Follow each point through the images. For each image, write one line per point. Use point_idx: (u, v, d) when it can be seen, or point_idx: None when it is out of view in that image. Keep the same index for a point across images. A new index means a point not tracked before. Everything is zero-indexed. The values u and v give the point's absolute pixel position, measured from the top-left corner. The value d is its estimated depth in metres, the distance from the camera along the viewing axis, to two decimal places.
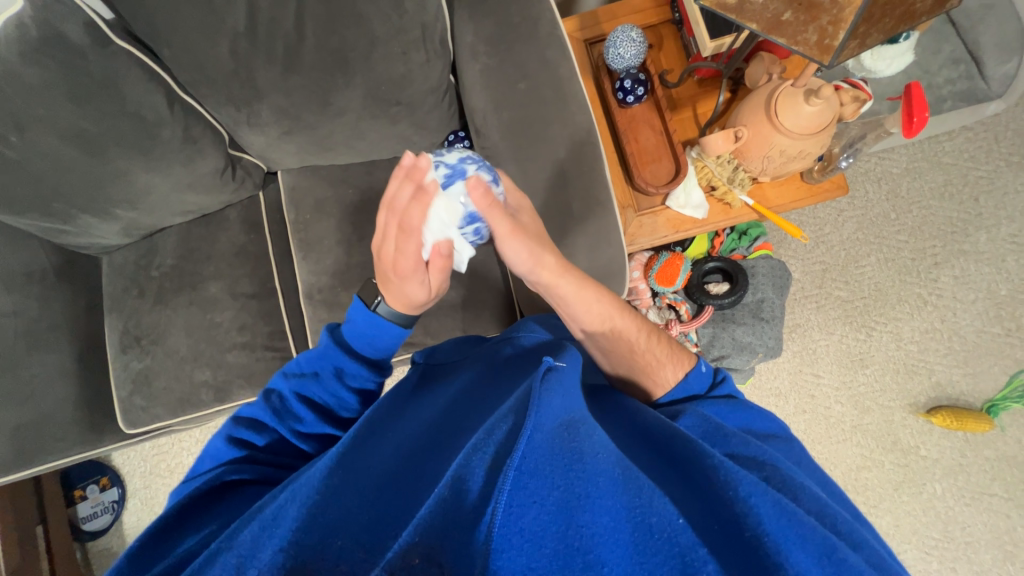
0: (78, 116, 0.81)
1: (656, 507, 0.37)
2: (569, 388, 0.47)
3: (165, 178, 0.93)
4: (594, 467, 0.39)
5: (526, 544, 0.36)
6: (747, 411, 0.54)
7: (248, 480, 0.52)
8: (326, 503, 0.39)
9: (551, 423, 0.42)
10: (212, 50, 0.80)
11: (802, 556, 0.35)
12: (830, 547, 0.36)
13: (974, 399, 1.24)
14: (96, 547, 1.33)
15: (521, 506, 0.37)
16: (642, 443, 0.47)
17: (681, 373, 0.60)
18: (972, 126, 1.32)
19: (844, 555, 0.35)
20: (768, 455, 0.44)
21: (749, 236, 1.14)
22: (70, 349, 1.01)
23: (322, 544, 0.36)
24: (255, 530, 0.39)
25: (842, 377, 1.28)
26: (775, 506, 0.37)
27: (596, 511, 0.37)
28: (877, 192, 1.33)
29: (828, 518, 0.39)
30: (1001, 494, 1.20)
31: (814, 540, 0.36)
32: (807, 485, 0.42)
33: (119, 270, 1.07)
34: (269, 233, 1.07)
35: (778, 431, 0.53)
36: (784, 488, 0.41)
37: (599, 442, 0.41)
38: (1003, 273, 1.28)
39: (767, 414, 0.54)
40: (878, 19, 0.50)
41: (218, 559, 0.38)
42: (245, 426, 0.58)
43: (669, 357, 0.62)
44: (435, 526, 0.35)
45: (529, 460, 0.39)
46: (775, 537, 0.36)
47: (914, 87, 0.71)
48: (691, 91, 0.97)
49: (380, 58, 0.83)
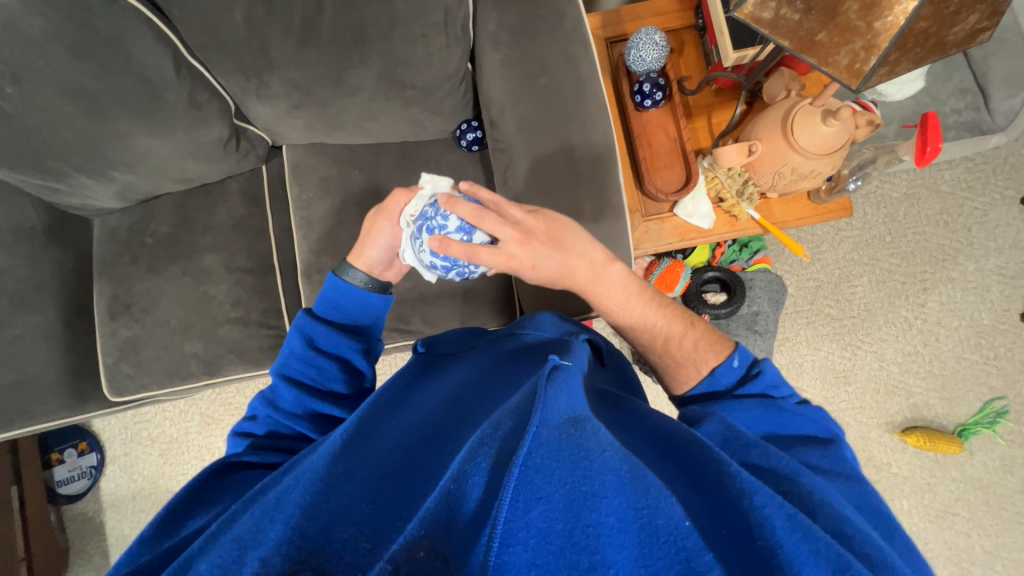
0: (79, 71, 0.78)
1: (661, 508, 0.38)
2: (574, 387, 0.47)
3: (166, 144, 0.90)
4: (602, 465, 0.39)
5: (530, 541, 0.35)
6: (776, 415, 0.54)
7: (250, 462, 0.55)
8: (329, 490, 0.40)
9: (557, 418, 0.42)
10: (225, 14, 0.78)
11: (813, 569, 0.36)
12: (847, 564, 0.36)
13: (947, 423, 1.29)
14: (70, 511, 1.32)
15: (527, 502, 0.37)
16: (653, 446, 0.48)
17: (705, 369, 0.60)
18: (972, 158, 1.35)
19: (859, 574, 0.36)
20: (790, 467, 0.45)
21: (750, 249, 1.16)
22: (56, 311, 0.99)
23: (327, 533, 0.36)
24: (258, 515, 0.40)
25: (824, 392, 1.31)
26: (789, 518, 0.38)
27: (603, 510, 0.37)
28: (875, 215, 1.35)
29: (843, 536, 0.40)
30: (962, 514, 1.25)
31: (826, 555, 0.37)
32: (826, 499, 0.42)
33: (111, 234, 1.04)
34: (269, 208, 1.05)
35: (822, 435, 0.52)
36: (800, 503, 0.42)
37: (606, 440, 0.42)
38: (986, 303, 1.31)
39: (806, 417, 0.54)
40: (910, 48, 0.50)
41: (222, 539, 0.39)
42: (246, 421, 0.62)
43: (694, 354, 0.62)
44: (439, 521, 0.36)
45: (535, 455, 0.39)
46: (788, 550, 0.37)
47: (931, 116, 0.72)
48: (708, 100, 0.96)
49: (399, 39, 0.81)
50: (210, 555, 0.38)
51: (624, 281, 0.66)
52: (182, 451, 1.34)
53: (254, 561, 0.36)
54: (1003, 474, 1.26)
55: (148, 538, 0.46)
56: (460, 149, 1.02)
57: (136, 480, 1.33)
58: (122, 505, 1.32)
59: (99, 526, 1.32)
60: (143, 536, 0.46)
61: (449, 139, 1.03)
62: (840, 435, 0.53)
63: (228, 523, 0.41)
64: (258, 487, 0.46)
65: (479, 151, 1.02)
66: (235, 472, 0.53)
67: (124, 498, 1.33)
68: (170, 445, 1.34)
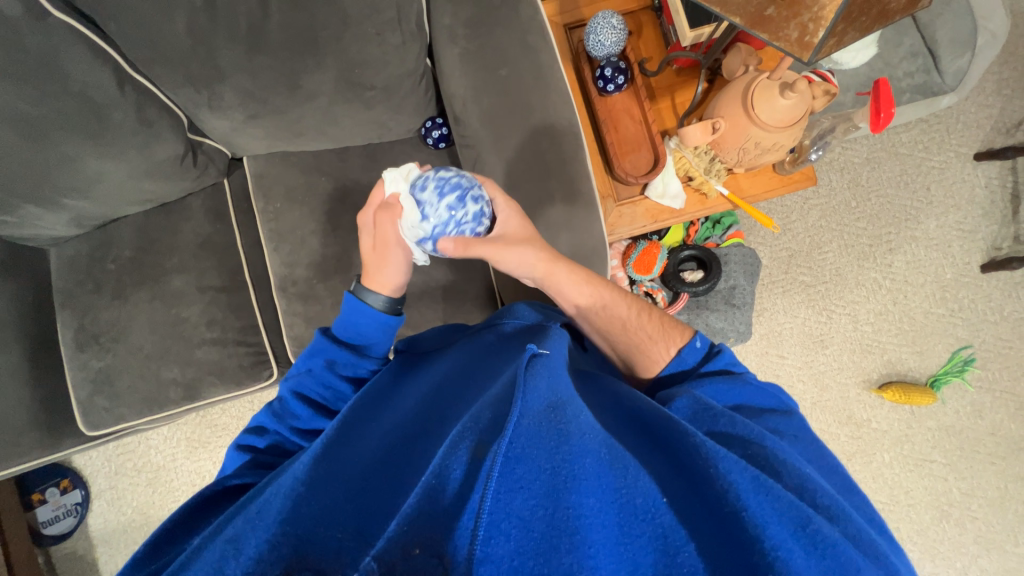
0: (14, 96, 0.74)
1: (639, 486, 0.39)
2: (555, 372, 0.48)
3: (118, 165, 0.86)
4: (581, 448, 0.40)
5: (514, 530, 0.36)
6: (743, 387, 0.56)
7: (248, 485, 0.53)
8: (310, 494, 0.39)
9: (537, 406, 0.43)
10: (167, 25, 0.75)
11: (779, 529, 0.37)
12: (807, 520, 0.38)
13: (920, 375, 1.34)
14: (59, 551, 1.28)
15: (509, 492, 0.37)
16: (628, 422, 0.49)
17: (674, 349, 0.63)
18: (927, 119, 1.40)
19: (819, 527, 0.37)
20: (756, 433, 0.46)
21: (722, 225, 1.18)
22: (20, 349, 0.95)
23: (311, 534, 0.36)
24: (242, 521, 0.39)
25: (804, 357, 1.35)
26: (754, 481, 0.39)
27: (583, 492, 0.38)
28: (840, 181, 1.39)
29: (809, 493, 0.42)
30: (940, 461, 1.32)
31: (790, 512, 0.38)
32: (789, 461, 0.44)
33: (71, 264, 1.00)
34: (236, 223, 1.02)
35: (778, 406, 0.55)
36: (767, 466, 0.44)
37: (585, 423, 0.42)
38: (949, 258, 1.37)
39: (766, 389, 0.56)
40: (855, 18, 0.51)
41: (204, 551, 0.38)
42: (249, 435, 0.61)
43: (661, 334, 0.64)
44: (423, 514, 0.36)
45: (517, 444, 0.39)
46: (754, 511, 0.38)
47: (882, 82, 0.74)
48: (669, 80, 0.97)
49: (353, 39, 0.79)
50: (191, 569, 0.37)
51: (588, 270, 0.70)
52: (171, 478, 1.31)
53: (243, 566, 0.35)
54: (974, 419, 1.33)
55: (137, 563, 0.44)
56: (427, 147, 1.01)
57: (126, 512, 1.30)
58: (114, 539, 1.29)
59: (92, 563, 1.28)
60: (135, 557, 0.44)
61: (415, 138, 1.02)
62: (793, 406, 0.56)
63: (209, 537, 0.40)
64: (242, 498, 0.45)
65: (447, 147, 1.00)
66: (232, 497, 0.51)
67: (115, 531, 1.29)
68: (158, 474, 1.31)
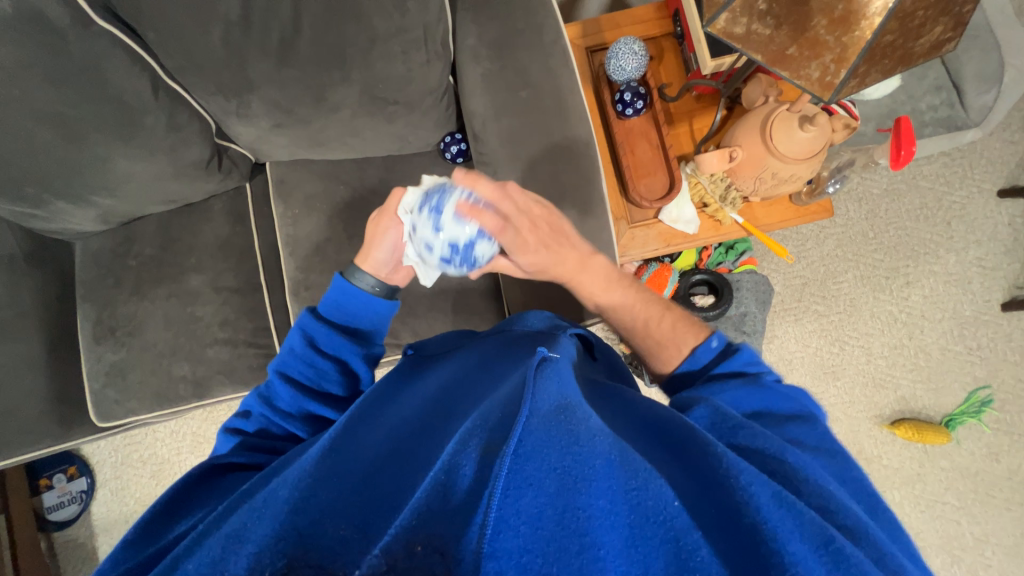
0: (54, 98, 0.77)
1: (651, 489, 0.38)
2: (563, 375, 0.49)
3: (146, 166, 0.89)
4: (592, 449, 0.40)
5: (522, 527, 0.35)
6: (764, 393, 0.53)
7: (239, 464, 0.55)
8: (316, 486, 0.39)
9: (546, 407, 0.43)
10: (202, 37, 0.77)
11: (799, 545, 0.36)
12: (830, 538, 0.36)
13: (935, 414, 1.31)
14: (61, 537, 1.30)
15: (518, 489, 0.36)
16: (641, 430, 0.49)
17: (686, 349, 0.61)
18: (950, 153, 1.38)
19: (843, 546, 0.36)
20: (779, 448, 0.45)
21: (735, 251, 1.18)
22: (40, 338, 0.97)
23: (317, 525, 0.36)
24: (246, 514, 0.39)
25: (814, 388, 1.33)
26: (774, 496, 0.39)
27: (593, 493, 0.37)
28: (857, 211, 1.37)
29: (830, 514, 0.40)
30: (953, 503, 1.28)
31: (811, 529, 0.37)
32: (812, 477, 0.42)
33: (94, 258, 1.02)
34: (255, 226, 1.05)
35: (801, 412, 0.51)
36: (784, 482, 0.42)
37: (594, 425, 0.43)
38: (968, 294, 1.34)
39: (789, 392, 0.53)
40: (878, 60, 0.51)
41: (209, 541, 0.38)
42: (238, 418, 0.63)
43: (673, 335, 0.63)
44: (431, 510, 0.36)
45: (526, 442, 0.39)
46: (772, 525, 0.37)
47: (903, 120, 0.73)
48: (688, 106, 0.98)
49: (379, 56, 0.81)
50: (196, 558, 0.37)
51: (605, 270, 0.69)
52: (175, 472, 1.32)
53: (246, 559, 0.34)
54: (989, 461, 1.29)
55: (129, 545, 0.44)
56: (445, 161, 1.02)
57: (129, 502, 1.32)
58: (115, 529, 1.30)
59: (92, 552, 1.30)
60: (125, 539, 0.44)
61: (433, 151, 1.03)
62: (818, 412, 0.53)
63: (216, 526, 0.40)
64: (246, 492, 0.45)
65: (464, 162, 1.02)
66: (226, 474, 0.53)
67: (117, 521, 1.31)
68: (162, 466, 1.33)
